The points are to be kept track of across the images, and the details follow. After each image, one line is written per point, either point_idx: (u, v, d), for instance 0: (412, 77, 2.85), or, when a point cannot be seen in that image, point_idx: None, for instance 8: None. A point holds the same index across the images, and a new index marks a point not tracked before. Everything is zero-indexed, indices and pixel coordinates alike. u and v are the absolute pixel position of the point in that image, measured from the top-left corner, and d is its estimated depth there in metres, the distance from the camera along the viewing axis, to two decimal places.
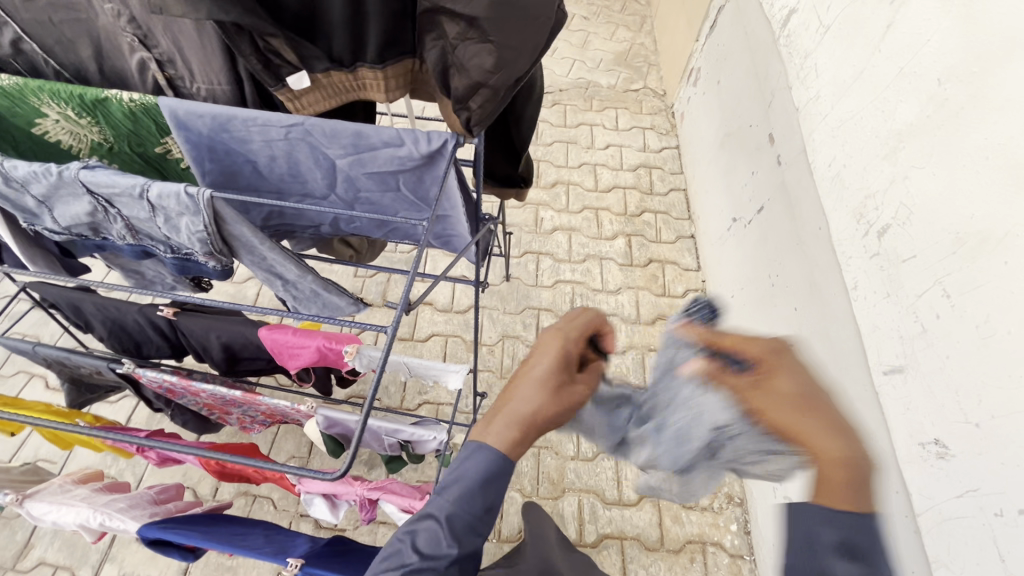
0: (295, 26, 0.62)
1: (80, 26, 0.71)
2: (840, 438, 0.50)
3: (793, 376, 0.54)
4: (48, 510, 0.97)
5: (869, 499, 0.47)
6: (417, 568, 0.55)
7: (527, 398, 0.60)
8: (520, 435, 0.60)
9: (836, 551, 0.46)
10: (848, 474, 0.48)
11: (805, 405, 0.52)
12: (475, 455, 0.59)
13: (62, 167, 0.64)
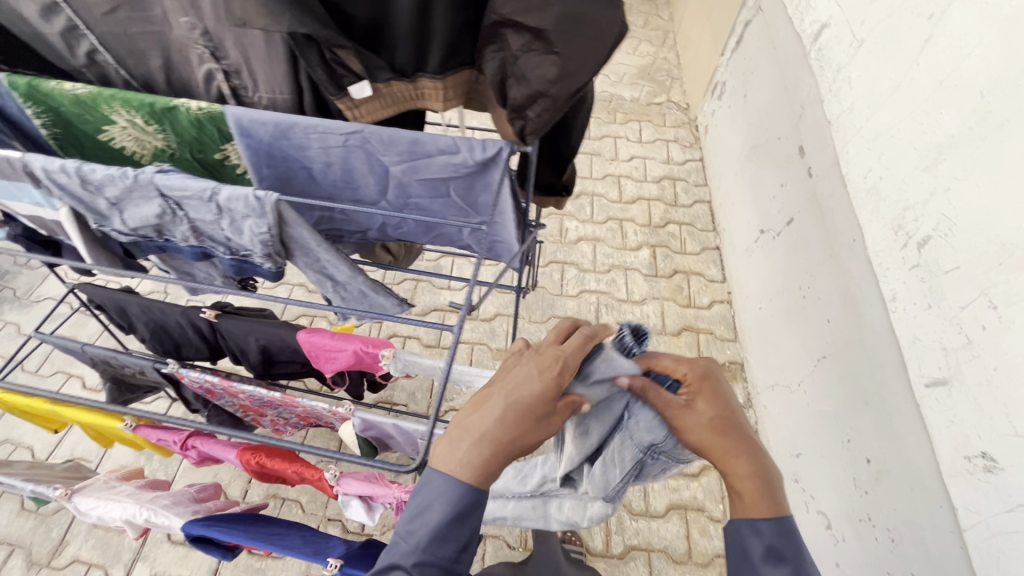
0: (362, 36, 0.65)
1: (153, 37, 0.75)
2: (753, 459, 0.61)
3: (713, 401, 0.62)
4: (95, 504, 1.00)
5: (776, 505, 0.60)
6: None
7: (500, 425, 0.59)
8: (490, 464, 0.60)
9: (768, 560, 0.59)
10: (759, 487, 0.60)
11: (727, 429, 0.61)
12: (442, 491, 0.60)
13: (139, 171, 0.68)
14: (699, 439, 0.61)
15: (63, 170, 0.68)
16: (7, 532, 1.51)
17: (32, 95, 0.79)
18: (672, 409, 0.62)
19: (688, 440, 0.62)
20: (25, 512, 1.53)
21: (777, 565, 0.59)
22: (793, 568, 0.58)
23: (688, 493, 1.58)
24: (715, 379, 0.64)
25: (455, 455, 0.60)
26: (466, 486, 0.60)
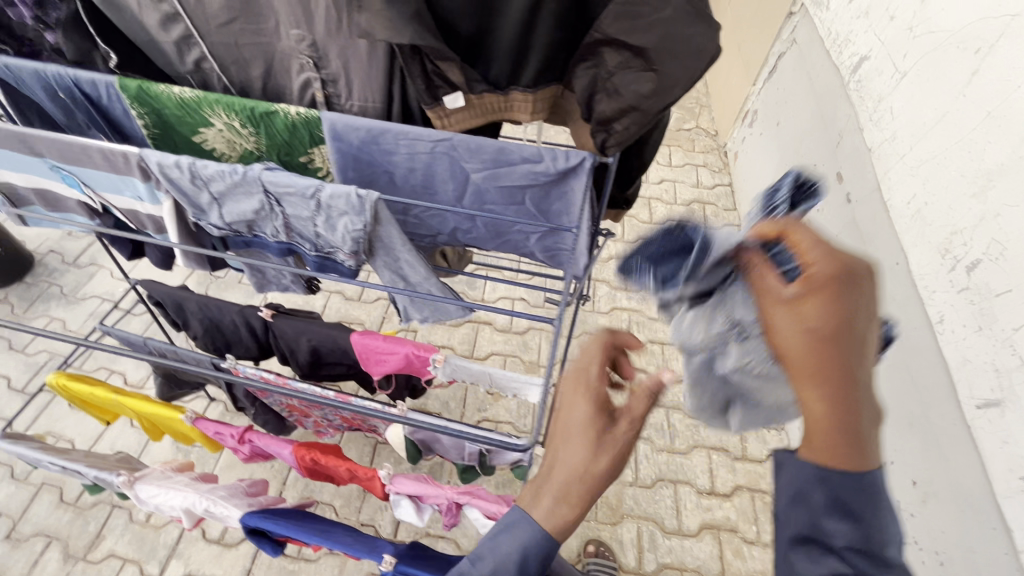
0: (463, 50, 0.70)
1: (259, 48, 0.80)
2: (838, 401, 0.44)
3: (831, 308, 0.43)
4: (156, 492, 1.03)
5: (854, 458, 0.45)
6: None
7: (574, 460, 0.58)
8: (571, 503, 0.58)
9: (831, 512, 0.46)
10: (839, 432, 0.45)
11: (827, 352, 0.43)
12: (516, 528, 0.59)
13: (247, 167, 0.73)
14: (782, 348, 0.46)
15: (176, 165, 0.73)
16: (44, 524, 1.51)
17: (139, 97, 0.85)
18: (768, 301, 0.47)
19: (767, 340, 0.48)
20: (63, 505, 1.54)
21: (841, 519, 0.46)
22: (860, 528, 0.45)
23: (721, 513, 1.58)
24: (852, 278, 0.43)
25: (540, 504, 0.59)
26: (548, 529, 0.58)
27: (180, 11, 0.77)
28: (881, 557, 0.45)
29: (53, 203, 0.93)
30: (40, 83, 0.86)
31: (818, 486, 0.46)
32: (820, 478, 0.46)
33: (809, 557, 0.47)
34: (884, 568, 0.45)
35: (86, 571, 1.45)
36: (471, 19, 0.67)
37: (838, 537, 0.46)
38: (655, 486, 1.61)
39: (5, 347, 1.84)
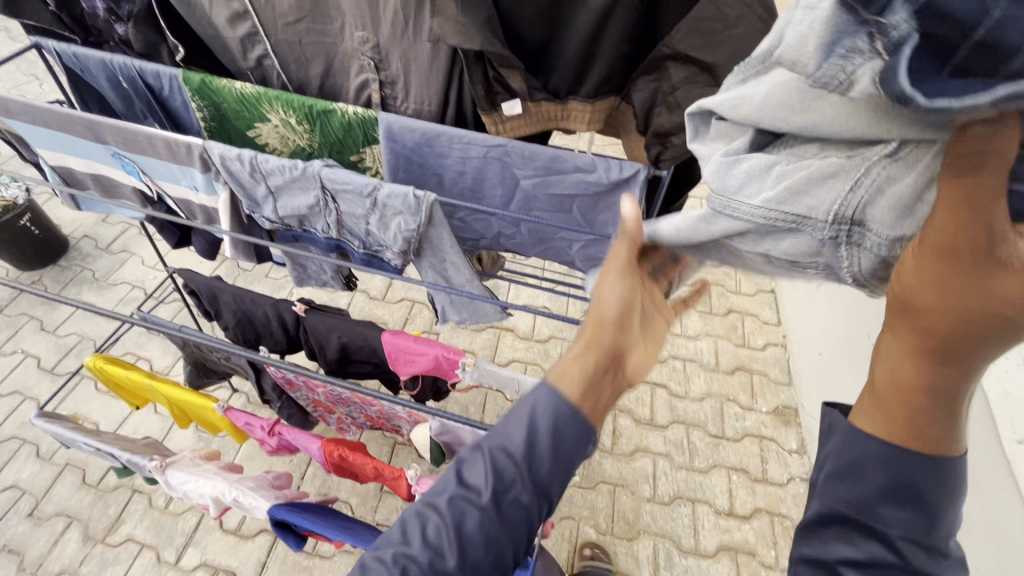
0: (527, 59, 0.71)
1: (322, 47, 0.82)
2: (950, 366, 0.40)
3: None
4: (187, 479, 1.04)
5: (934, 435, 0.43)
6: (454, 496, 0.50)
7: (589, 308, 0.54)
8: (588, 351, 0.52)
9: (884, 499, 0.44)
10: (932, 404, 0.42)
11: (978, 326, 0.37)
12: (529, 394, 0.52)
13: (307, 163, 0.74)
14: (920, 298, 0.39)
15: (238, 157, 0.75)
16: (66, 504, 1.53)
17: (202, 90, 0.87)
18: (956, 241, 0.36)
19: (899, 277, 0.40)
20: (85, 486, 1.56)
21: (896, 505, 0.44)
22: (914, 517, 0.44)
23: (739, 535, 1.55)
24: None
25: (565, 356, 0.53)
26: (564, 379, 0.51)
27: (249, 8, 0.79)
28: (936, 547, 0.44)
29: (107, 189, 0.96)
30: (106, 72, 0.89)
31: (878, 465, 0.44)
32: (886, 453, 0.44)
33: (846, 539, 0.47)
34: (936, 557, 0.44)
35: (106, 553, 1.46)
36: (537, 29, 0.68)
37: (893, 526, 0.44)
38: (673, 503, 1.60)
39: (37, 327, 1.88)
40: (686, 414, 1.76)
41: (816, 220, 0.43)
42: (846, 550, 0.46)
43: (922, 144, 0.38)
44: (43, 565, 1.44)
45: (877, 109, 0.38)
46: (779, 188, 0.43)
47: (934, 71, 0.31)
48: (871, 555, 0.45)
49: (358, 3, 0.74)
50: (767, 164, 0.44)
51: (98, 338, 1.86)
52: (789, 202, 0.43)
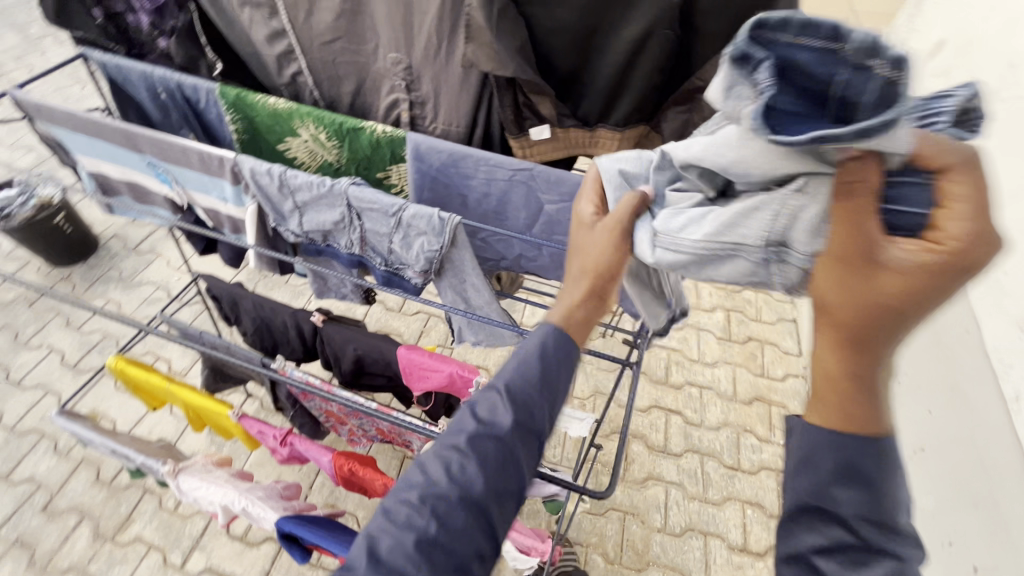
0: (557, 85, 0.71)
1: (355, 67, 0.83)
2: (862, 361, 0.45)
3: (933, 290, 0.40)
4: (197, 485, 1.04)
5: (869, 426, 0.46)
6: (476, 431, 0.50)
7: (578, 261, 0.55)
8: (586, 298, 0.54)
9: (838, 481, 0.46)
10: (856, 396, 0.46)
11: (886, 320, 0.42)
12: (532, 337, 0.54)
13: (334, 180, 0.75)
14: (833, 301, 0.44)
15: (268, 172, 0.76)
16: (79, 500, 1.55)
17: (236, 104, 0.89)
18: (857, 250, 0.41)
19: (817, 289, 0.45)
20: (99, 483, 1.57)
21: (848, 486, 0.46)
22: (864, 493, 0.46)
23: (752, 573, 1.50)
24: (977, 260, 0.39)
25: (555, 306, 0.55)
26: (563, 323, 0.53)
27: (287, 27, 0.81)
28: (889, 524, 0.46)
29: (140, 196, 0.98)
30: (146, 83, 0.92)
31: (829, 450, 0.47)
32: (833, 441, 0.47)
33: (811, 526, 0.48)
34: (890, 535, 0.46)
35: (114, 552, 1.47)
36: (569, 57, 0.68)
37: (846, 505, 0.46)
38: (684, 535, 1.55)
39: (64, 323, 1.92)
40: (701, 443, 1.72)
41: (746, 244, 0.47)
42: (813, 540, 0.48)
43: (819, 179, 0.43)
44: (52, 560, 1.45)
45: (784, 155, 0.43)
46: (715, 224, 0.48)
47: (818, 117, 0.39)
48: (832, 537, 0.47)
49: (393, 26, 0.75)
50: (705, 213, 0.49)
51: (121, 336, 1.89)
52: (725, 233, 0.48)
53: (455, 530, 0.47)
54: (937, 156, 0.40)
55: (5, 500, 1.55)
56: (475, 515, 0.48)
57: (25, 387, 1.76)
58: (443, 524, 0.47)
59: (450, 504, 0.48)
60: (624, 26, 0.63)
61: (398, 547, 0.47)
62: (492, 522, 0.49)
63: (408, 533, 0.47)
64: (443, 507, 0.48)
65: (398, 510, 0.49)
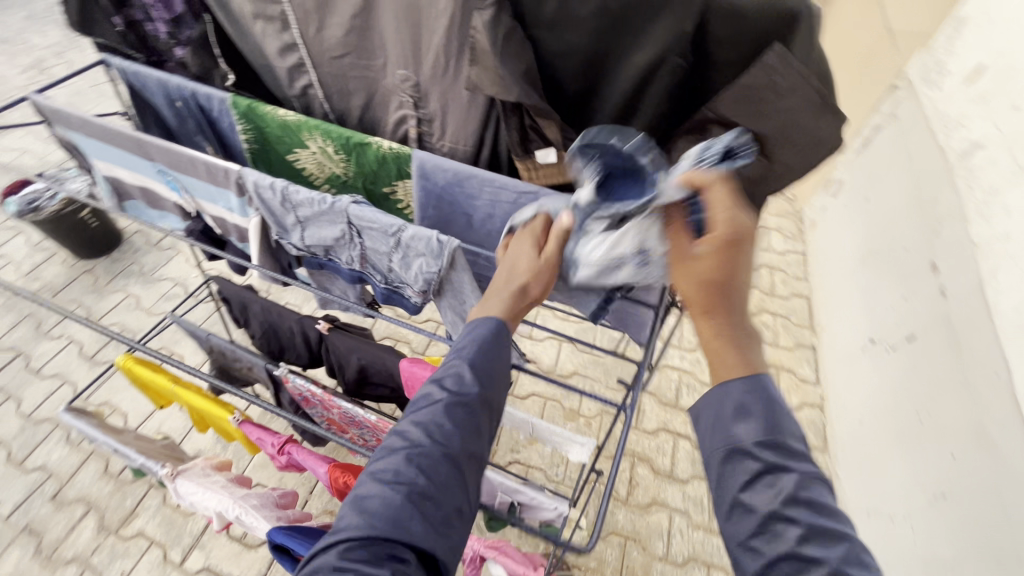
0: (564, 108, 0.69)
1: (364, 82, 0.82)
2: (721, 328, 0.55)
3: (727, 262, 0.53)
4: (194, 490, 1.05)
5: (750, 372, 0.54)
6: (450, 401, 0.54)
7: (517, 279, 0.61)
8: (513, 314, 0.61)
9: (737, 418, 0.53)
10: (733, 355, 0.54)
11: (719, 290, 0.53)
12: (475, 330, 0.59)
13: (337, 199, 0.74)
14: (684, 291, 0.56)
15: (271, 186, 0.76)
16: (87, 491, 1.58)
17: (247, 114, 0.89)
18: (677, 252, 0.56)
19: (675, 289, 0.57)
20: (107, 476, 1.61)
21: (745, 420, 0.52)
22: (759, 423, 0.52)
23: None
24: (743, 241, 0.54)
25: (483, 312, 0.61)
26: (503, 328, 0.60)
27: (298, 41, 0.80)
28: (785, 446, 0.51)
29: (152, 201, 0.99)
30: (163, 91, 0.93)
31: (724, 398, 0.54)
32: (720, 391, 0.54)
33: (730, 467, 0.52)
34: (787, 457, 0.51)
35: (116, 545, 1.49)
36: (577, 80, 0.65)
37: (745, 436, 0.52)
38: (687, 566, 1.50)
39: (84, 315, 1.97)
40: None
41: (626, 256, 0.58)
42: (739, 481, 0.51)
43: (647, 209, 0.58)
44: (57, 549, 1.48)
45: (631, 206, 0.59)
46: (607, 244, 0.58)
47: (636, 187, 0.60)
48: (753, 471, 0.50)
49: (401, 44, 0.74)
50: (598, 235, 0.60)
51: (138, 331, 1.93)
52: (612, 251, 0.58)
53: (441, 485, 0.51)
54: (701, 178, 0.54)
55: (17, 487, 1.58)
56: (455, 472, 0.52)
57: (43, 376, 1.81)
58: (431, 481, 0.51)
59: (435, 464, 0.51)
60: (635, 52, 0.60)
61: (390, 505, 0.49)
62: (469, 483, 0.54)
63: (399, 491, 0.49)
64: (430, 466, 0.51)
65: (384, 472, 0.51)
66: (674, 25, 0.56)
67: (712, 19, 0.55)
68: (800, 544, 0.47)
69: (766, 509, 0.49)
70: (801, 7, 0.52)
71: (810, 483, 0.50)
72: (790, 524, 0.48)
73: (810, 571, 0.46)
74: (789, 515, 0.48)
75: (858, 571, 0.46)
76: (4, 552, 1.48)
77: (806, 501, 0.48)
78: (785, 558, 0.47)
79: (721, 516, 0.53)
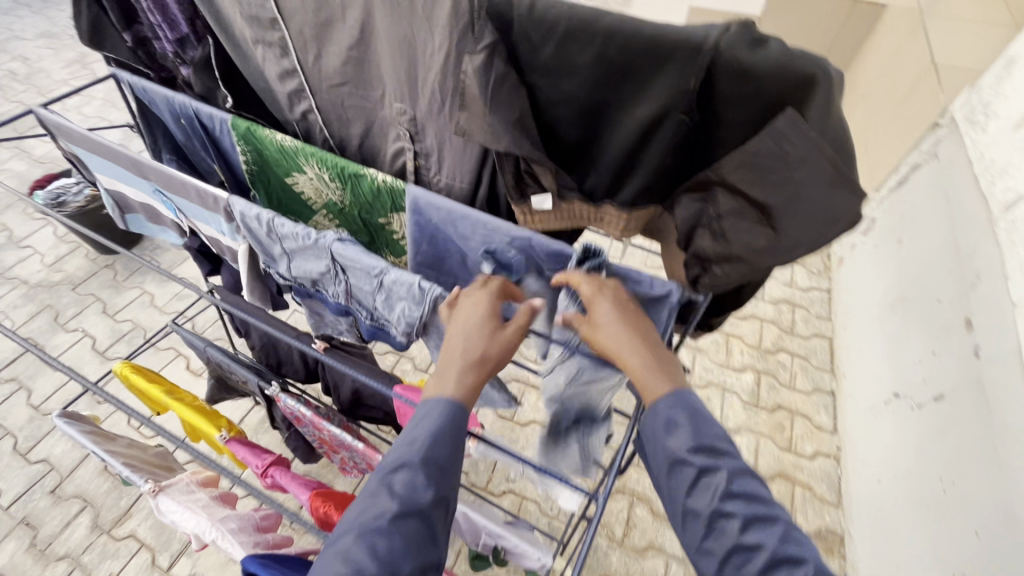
0: (562, 154, 0.65)
1: (363, 111, 0.80)
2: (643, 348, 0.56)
3: (608, 304, 0.58)
4: (173, 508, 1.03)
5: (675, 387, 0.55)
6: (398, 512, 0.51)
7: (473, 348, 0.59)
8: (475, 383, 0.58)
9: (668, 431, 0.54)
10: (659, 373, 0.55)
11: (626, 319, 0.58)
12: (426, 418, 0.56)
13: (322, 235, 0.72)
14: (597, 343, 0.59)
15: (257, 218, 0.74)
16: (84, 488, 1.60)
17: (246, 136, 0.87)
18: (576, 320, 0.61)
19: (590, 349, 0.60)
20: (105, 473, 1.62)
21: (674, 433, 0.54)
22: (688, 433, 0.53)
23: None
24: (609, 289, 0.60)
25: (434, 387, 0.58)
26: (465, 406, 0.57)
27: (297, 67, 0.78)
28: (712, 447, 0.53)
29: (152, 216, 0.99)
30: (168, 108, 0.92)
31: (661, 415, 0.55)
32: (653, 408, 0.55)
33: (674, 479, 0.53)
34: (717, 456, 0.52)
35: (107, 545, 1.50)
36: (575, 127, 0.61)
37: (679, 447, 0.53)
38: None
39: (101, 309, 2.02)
40: None
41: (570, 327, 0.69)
42: (685, 494, 0.52)
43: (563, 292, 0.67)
44: (50, 545, 1.50)
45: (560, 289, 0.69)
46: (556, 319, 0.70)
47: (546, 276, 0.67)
48: (692, 478, 0.52)
49: (397, 79, 0.71)
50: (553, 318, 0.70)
51: (149, 329, 1.96)
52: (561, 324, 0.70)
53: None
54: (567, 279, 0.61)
55: (19, 477, 1.61)
56: None
57: (55, 368, 1.85)
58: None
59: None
60: (636, 105, 0.56)
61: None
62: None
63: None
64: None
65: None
66: (678, 81, 0.51)
67: (720, 76, 0.50)
68: (743, 534, 0.49)
69: (707, 511, 0.51)
70: (819, 70, 0.47)
71: (744, 476, 0.52)
72: (729, 519, 0.50)
73: (755, 558, 0.48)
74: (728, 510, 0.50)
75: (796, 548, 0.49)
76: (1, 542, 1.50)
77: (741, 494, 0.50)
78: (734, 552, 0.49)
79: (679, 526, 0.54)
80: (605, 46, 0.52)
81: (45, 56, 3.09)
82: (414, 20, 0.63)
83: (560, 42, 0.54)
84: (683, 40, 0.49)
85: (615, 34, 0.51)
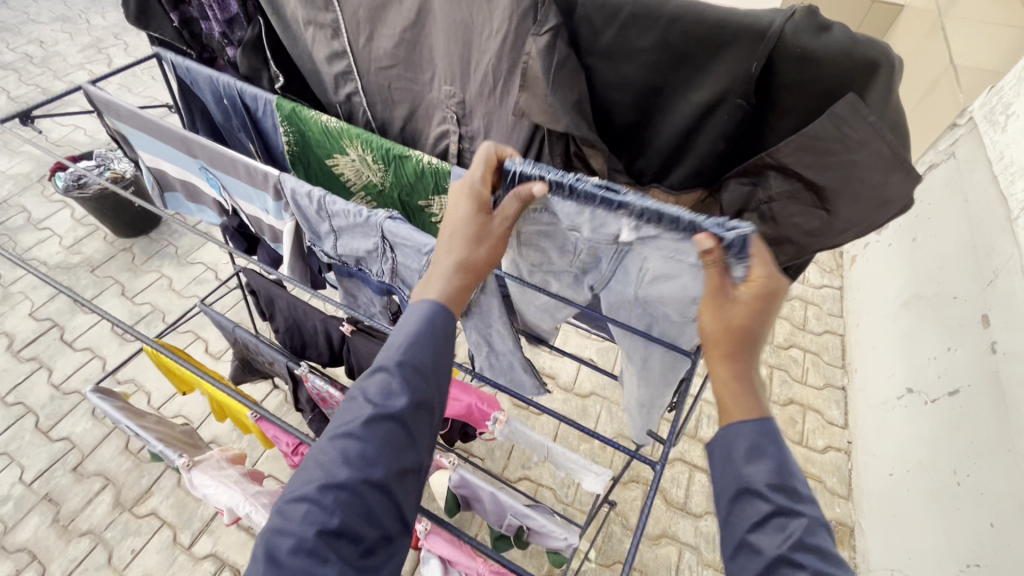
0: (612, 138, 0.67)
1: (409, 94, 0.81)
2: (740, 372, 0.55)
3: (761, 310, 0.53)
4: (207, 484, 1.05)
5: (763, 416, 0.55)
6: (370, 416, 0.54)
7: (455, 251, 0.61)
8: (462, 288, 0.62)
9: (749, 458, 0.53)
10: (741, 398, 0.55)
11: (749, 335, 0.54)
12: (411, 318, 0.60)
13: (372, 212, 0.73)
14: (713, 334, 0.55)
15: (308, 195, 0.76)
16: (105, 466, 1.62)
17: (291, 117, 0.88)
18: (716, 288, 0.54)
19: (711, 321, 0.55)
20: (126, 453, 1.64)
21: (755, 461, 0.53)
22: (771, 465, 0.52)
23: None
24: (779, 295, 0.53)
25: (426, 292, 0.61)
26: (447, 309, 0.61)
27: (347, 49, 0.80)
28: (793, 489, 0.51)
29: (191, 194, 1.01)
30: (211, 88, 0.93)
31: (742, 434, 0.54)
32: (737, 428, 0.54)
33: (744, 507, 0.53)
34: (795, 501, 0.51)
35: (129, 522, 1.52)
36: (629, 110, 0.63)
37: (756, 478, 0.52)
38: None
39: (119, 292, 2.03)
40: None
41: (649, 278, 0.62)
42: (750, 523, 0.52)
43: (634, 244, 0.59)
44: (73, 521, 1.52)
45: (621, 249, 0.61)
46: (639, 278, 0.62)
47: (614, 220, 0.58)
48: (764, 513, 0.51)
49: (450, 62, 0.72)
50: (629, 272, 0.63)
51: (167, 313, 1.98)
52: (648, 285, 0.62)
53: (359, 516, 0.51)
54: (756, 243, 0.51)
55: (42, 454, 1.64)
56: (380, 496, 0.52)
57: (76, 348, 1.87)
58: (345, 514, 0.50)
59: (352, 491, 0.51)
60: (693, 89, 0.57)
61: (297, 543, 0.49)
62: (395, 502, 0.54)
63: (309, 528, 0.49)
64: (344, 496, 0.51)
65: (296, 506, 0.51)
66: (740, 65, 0.53)
67: (781, 61, 0.52)
68: None
69: (773, 553, 0.50)
70: (883, 58, 0.49)
71: (817, 529, 0.50)
72: (797, 568, 0.48)
73: None
74: (796, 560, 0.49)
75: None
76: (25, 517, 1.53)
77: (814, 547, 0.49)
78: None
79: (727, 556, 0.54)
80: (667, 30, 0.54)
81: (62, 40, 3.10)
82: (472, 3, 0.65)
83: (622, 27, 0.55)
84: (747, 26, 0.51)
85: (679, 19, 0.53)
